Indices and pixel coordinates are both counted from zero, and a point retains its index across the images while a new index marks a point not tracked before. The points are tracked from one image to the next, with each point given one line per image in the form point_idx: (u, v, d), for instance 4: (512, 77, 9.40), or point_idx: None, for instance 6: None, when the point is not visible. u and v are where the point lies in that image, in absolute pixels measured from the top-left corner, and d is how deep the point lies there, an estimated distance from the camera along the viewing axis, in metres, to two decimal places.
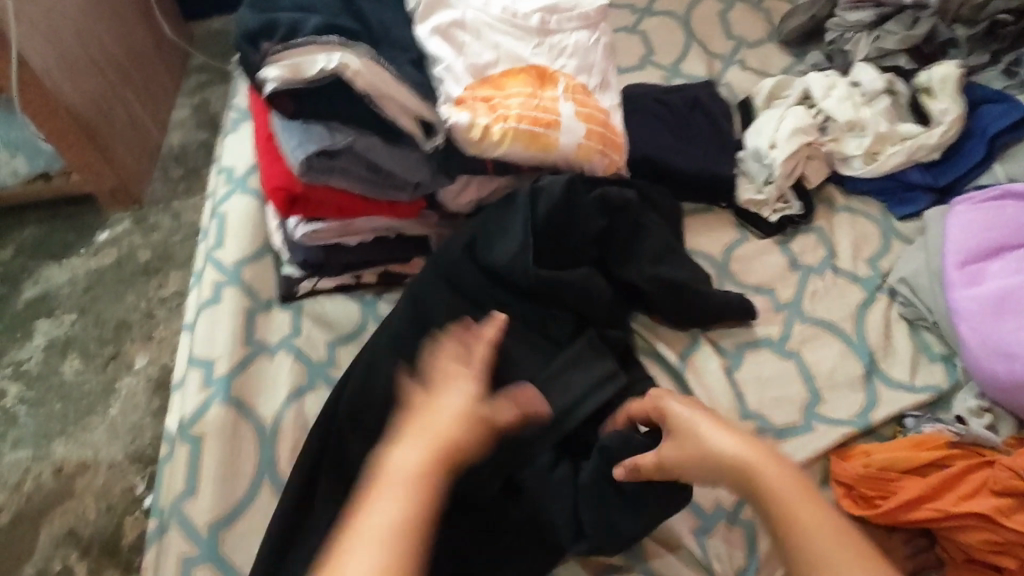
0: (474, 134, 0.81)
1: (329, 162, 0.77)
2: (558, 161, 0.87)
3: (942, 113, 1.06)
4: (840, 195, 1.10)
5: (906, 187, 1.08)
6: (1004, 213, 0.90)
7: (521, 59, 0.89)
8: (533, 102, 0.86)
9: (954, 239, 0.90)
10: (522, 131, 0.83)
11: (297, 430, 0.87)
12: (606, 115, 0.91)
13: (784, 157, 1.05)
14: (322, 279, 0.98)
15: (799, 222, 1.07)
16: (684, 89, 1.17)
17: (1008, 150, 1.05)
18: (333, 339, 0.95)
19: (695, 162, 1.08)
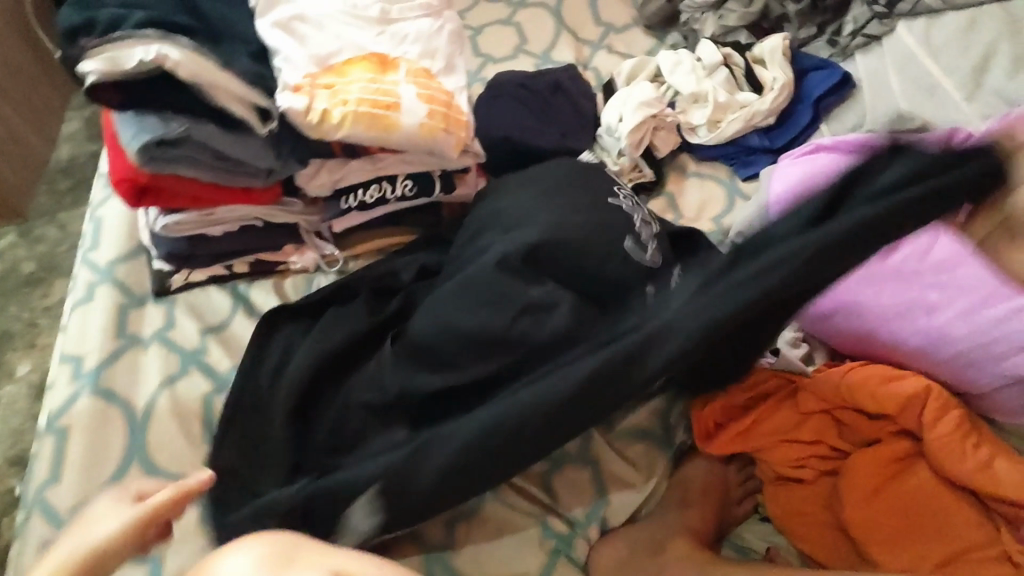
0: (311, 118, 0.86)
1: (168, 153, 0.81)
2: (403, 141, 0.92)
3: (774, 80, 1.15)
4: (691, 161, 1.18)
5: (747, 151, 1.16)
6: (816, 162, 0.99)
7: (363, 47, 0.95)
8: (374, 86, 0.91)
9: (774, 193, 0.98)
10: (363, 113, 0.89)
11: (165, 414, 0.89)
12: (450, 97, 0.97)
13: (629, 129, 1.12)
14: (192, 272, 1.02)
15: (653, 188, 1.16)
16: (547, 73, 1.24)
17: (832, 112, 1.15)
18: (204, 329, 0.99)
19: (553, 141, 1.17)
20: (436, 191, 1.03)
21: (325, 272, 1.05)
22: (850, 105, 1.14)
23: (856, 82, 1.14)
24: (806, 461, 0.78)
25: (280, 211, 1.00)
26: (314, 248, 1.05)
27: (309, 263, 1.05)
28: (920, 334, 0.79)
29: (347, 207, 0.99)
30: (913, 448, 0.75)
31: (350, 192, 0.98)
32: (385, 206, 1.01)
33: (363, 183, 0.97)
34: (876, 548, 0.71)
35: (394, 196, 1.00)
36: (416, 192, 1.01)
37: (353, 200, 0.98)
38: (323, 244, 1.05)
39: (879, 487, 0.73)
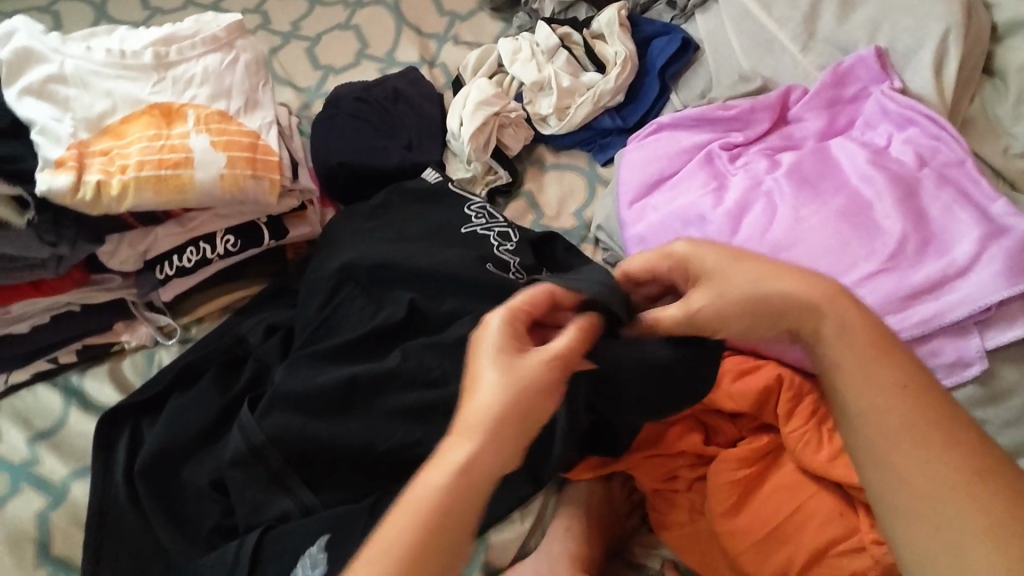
0: (84, 195, 0.76)
1: None
2: (204, 198, 0.83)
3: (616, 55, 1.10)
4: (548, 153, 1.12)
5: (602, 133, 1.11)
6: (660, 146, 0.93)
7: (141, 100, 0.85)
8: (158, 143, 0.82)
9: (622, 180, 0.93)
10: (147, 177, 0.79)
11: None
12: (254, 137, 0.88)
13: (471, 133, 1.05)
14: (11, 374, 0.92)
15: (510, 189, 1.09)
16: (384, 82, 1.17)
17: (680, 79, 1.10)
18: (32, 436, 0.89)
19: (396, 156, 1.08)
20: (266, 240, 0.94)
21: (165, 344, 0.96)
22: (695, 70, 1.08)
23: (697, 46, 1.09)
24: (676, 472, 0.75)
25: (95, 291, 0.91)
26: (146, 321, 0.96)
27: (145, 339, 0.96)
28: None
29: (164, 276, 0.89)
30: (774, 442, 0.73)
31: (164, 259, 0.88)
32: (212, 265, 0.92)
33: (176, 247, 0.88)
34: (746, 556, 0.68)
35: (217, 254, 0.90)
36: (243, 246, 0.92)
37: (169, 268, 0.89)
38: (158, 317, 0.96)
39: (744, 490, 0.71)
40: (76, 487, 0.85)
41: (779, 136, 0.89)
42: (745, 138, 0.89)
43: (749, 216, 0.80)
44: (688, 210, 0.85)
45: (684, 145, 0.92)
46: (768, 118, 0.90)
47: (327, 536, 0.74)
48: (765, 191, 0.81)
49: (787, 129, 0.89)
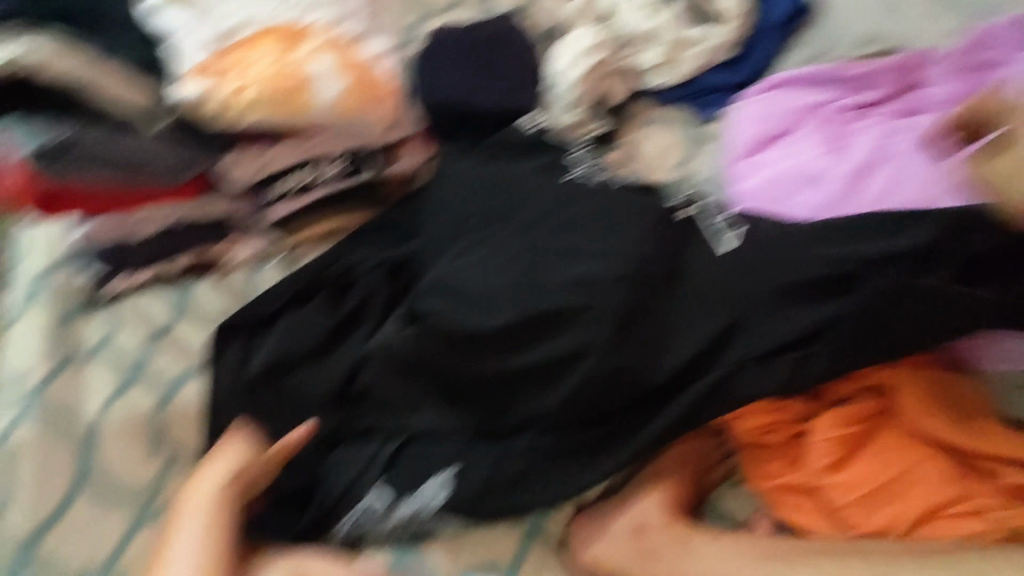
0: (214, 102, 0.81)
1: (64, 158, 0.76)
2: (318, 120, 0.85)
3: (728, 11, 1.07)
4: (647, 106, 1.09)
5: (707, 90, 1.09)
6: (776, 103, 0.90)
7: (268, 17, 0.88)
8: (281, 63, 0.84)
9: (732, 136, 0.91)
10: (268, 95, 0.82)
11: (113, 432, 0.87)
12: (369, 65, 0.89)
13: (579, 75, 1.01)
14: (124, 279, 0.96)
15: (610, 139, 1.05)
16: (486, 23, 1.15)
17: (793, 38, 1.08)
18: (146, 338, 0.94)
19: (497, 99, 1.07)
20: (373, 169, 0.97)
21: (267, 264, 1.00)
22: (810, 31, 1.06)
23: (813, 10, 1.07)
24: (775, 426, 0.75)
25: (212, 202, 0.96)
26: (252, 240, 0.99)
27: (249, 257, 0.99)
28: None
29: (277, 194, 0.93)
30: (882, 405, 0.74)
31: (278, 178, 0.92)
32: (319, 189, 0.94)
33: (290, 167, 0.91)
34: (851, 510, 0.70)
35: (326, 178, 0.93)
36: (352, 172, 0.95)
37: (284, 186, 0.93)
38: (261, 237, 0.98)
39: (849, 447, 0.72)
40: (187, 387, 0.92)
41: (904, 101, 0.88)
42: (869, 100, 0.89)
43: (875, 179, 0.81)
44: (807, 168, 0.85)
45: (801, 104, 0.90)
46: (892, 83, 0.90)
47: (456, 466, 0.78)
48: (892, 154, 0.82)
49: (911, 95, 0.89)
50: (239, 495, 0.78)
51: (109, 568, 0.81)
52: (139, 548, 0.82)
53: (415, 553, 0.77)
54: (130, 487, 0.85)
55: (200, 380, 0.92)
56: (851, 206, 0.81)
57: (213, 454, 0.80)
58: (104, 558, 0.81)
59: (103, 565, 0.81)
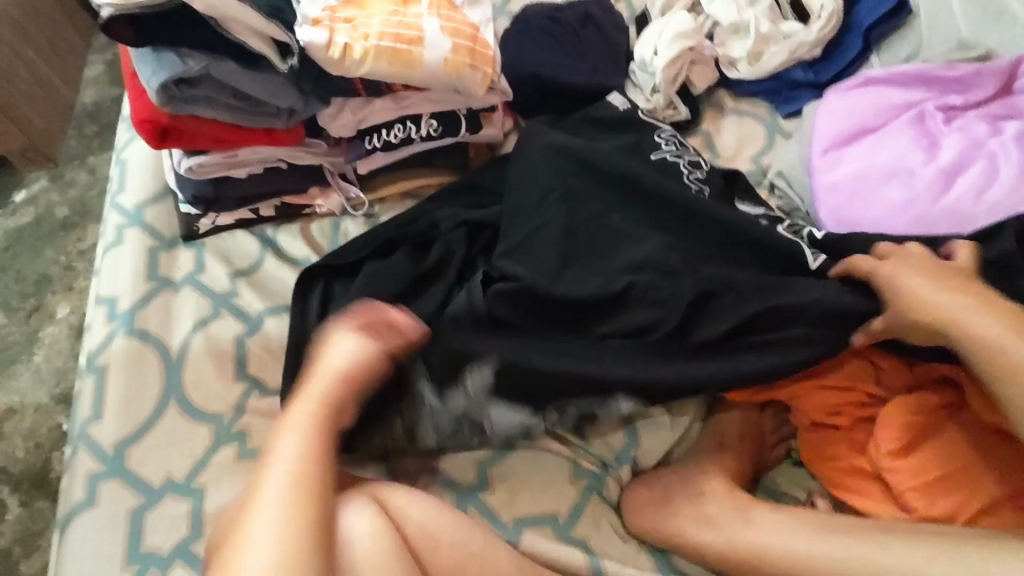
0: (332, 53, 0.83)
1: (190, 91, 0.81)
2: (426, 78, 0.89)
3: (821, 8, 1.08)
4: (729, 98, 1.12)
5: (790, 85, 1.09)
6: (867, 99, 0.91)
7: None
8: (396, 19, 0.88)
9: (817, 128, 0.92)
10: (384, 48, 0.85)
11: (199, 355, 0.91)
12: (475, 30, 0.93)
13: (665, 63, 1.06)
14: (218, 216, 1.02)
15: (688, 126, 1.10)
16: (576, 5, 1.18)
17: (884, 41, 1.08)
18: (233, 272, 0.99)
19: (584, 76, 1.10)
20: (461, 131, 1.00)
21: (351, 215, 1.04)
22: (904, 34, 1.06)
23: (912, 9, 1.05)
24: (841, 409, 0.77)
25: (303, 152, 0.98)
26: (338, 191, 1.03)
27: (335, 207, 1.03)
28: None
29: (371, 147, 0.97)
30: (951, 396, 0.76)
31: (374, 131, 0.96)
32: (411, 146, 0.99)
33: (386, 122, 0.95)
34: (913, 494, 0.71)
35: (419, 136, 0.97)
36: (442, 132, 0.99)
37: (377, 140, 0.96)
38: (349, 188, 1.02)
39: (916, 434, 0.73)
40: (269, 321, 0.94)
41: (1001, 105, 0.87)
42: (964, 101, 0.87)
43: (963, 178, 0.80)
44: (894, 163, 0.84)
45: (893, 101, 0.90)
46: (992, 85, 0.88)
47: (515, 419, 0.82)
48: (986, 154, 0.81)
49: (1011, 99, 0.87)
50: (321, 483, 0.69)
51: (188, 482, 0.83)
52: (217, 467, 0.84)
53: (484, 493, 0.82)
54: (210, 409, 0.87)
55: (281, 316, 0.95)
56: (939, 205, 0.80)
57: (285, 425, 0.72)
58: (184, 472, 0.83)
59: (182, 477, 0.83)
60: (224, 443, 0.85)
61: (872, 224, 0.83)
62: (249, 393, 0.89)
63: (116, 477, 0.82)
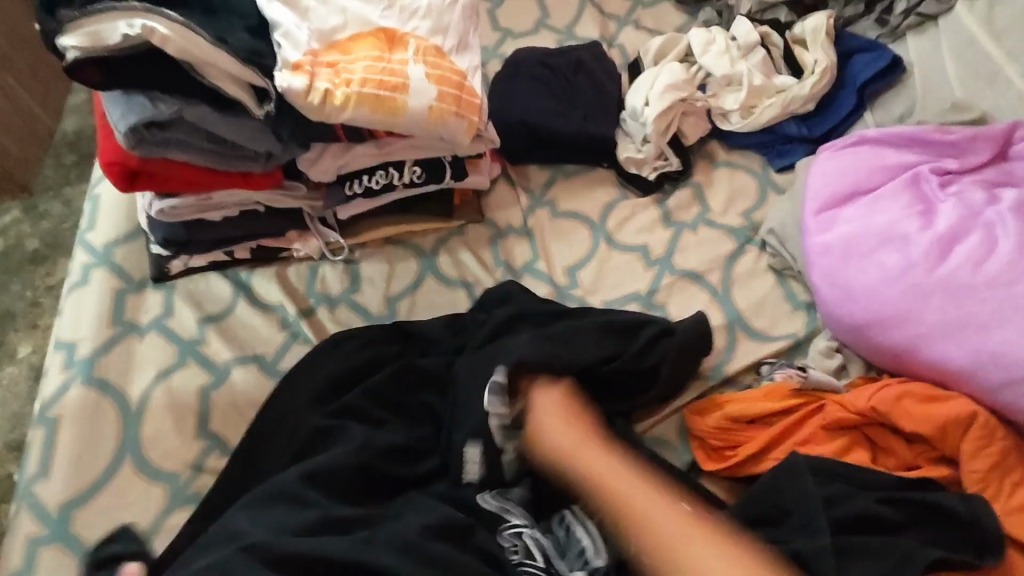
0: (312, 99, 0.80)
1: (161, 135, 0.77)
2: (409, 125, 0.86)
3: (815, 63, 1.07)
4: (720, 150, 1.10)
5: (783, 139, 1.08)
6: (861, 158, 0.89)
7: (370, 22, 0.89)
8: (380, 65, 0.85)
9: (811, 187, 0.90)
10: (367, 95, 0.82)
11: (161, 410, 0.86)
12: (462, 78, 0.90)
13: (655, 114, 1.04)
14: (191, 258, 0.98)
15: (678, 178, 1.07)
16: (568, 52, 1.16)
17: (878, 98, 1.06)
18: (203, 318, 0.95)
19: (574, 124, 1.08)
20: (446, 179, 0.97)
21: (329, 260, 1.00)
22: (898, 91, 1.04)
23: (905, 67, 1.05)
24: None
25: (282, 196, 0.95)
26: (317, 235, 0.99)
27: (313, 251, 0.99)
28: (969, 352, 0.73)
29: (352, 193, 0.94)
30: (951, 475, 0.71)
31: (355, 177, 0.93)
32: (393, 192, 0.96)
33: (368, 168, 0.93)
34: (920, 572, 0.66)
35: (401, 183, 0.95)
36: (425, 179, 0.96)
37: (358, 185, 0.94)
38: (328, 232, 0.99)
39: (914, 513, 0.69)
40: (236, 372, 0.90)
41: (997, 171, 0.85)
42: (960, 165, 0.85)
43: (961, 246, 0.77)
44: (889, 229, 0.81)
45: (888, 162, 0.88)
46: (988, 151, 0.86)
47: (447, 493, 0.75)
48: (984, 223, 0.78)
49: (1006, 165, 0.86)
50: None
51: None
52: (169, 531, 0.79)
53: None
54: (167, 468, 0.83)
55: (248, 367, 0.90)
56: (936, 273, 0.76)
57: None
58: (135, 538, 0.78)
59: None
60: (179, 506, 0.81)
61: (868, 289, 0.79)
62: (210, 452, 0.85)
63: (58, 541, 0.77)
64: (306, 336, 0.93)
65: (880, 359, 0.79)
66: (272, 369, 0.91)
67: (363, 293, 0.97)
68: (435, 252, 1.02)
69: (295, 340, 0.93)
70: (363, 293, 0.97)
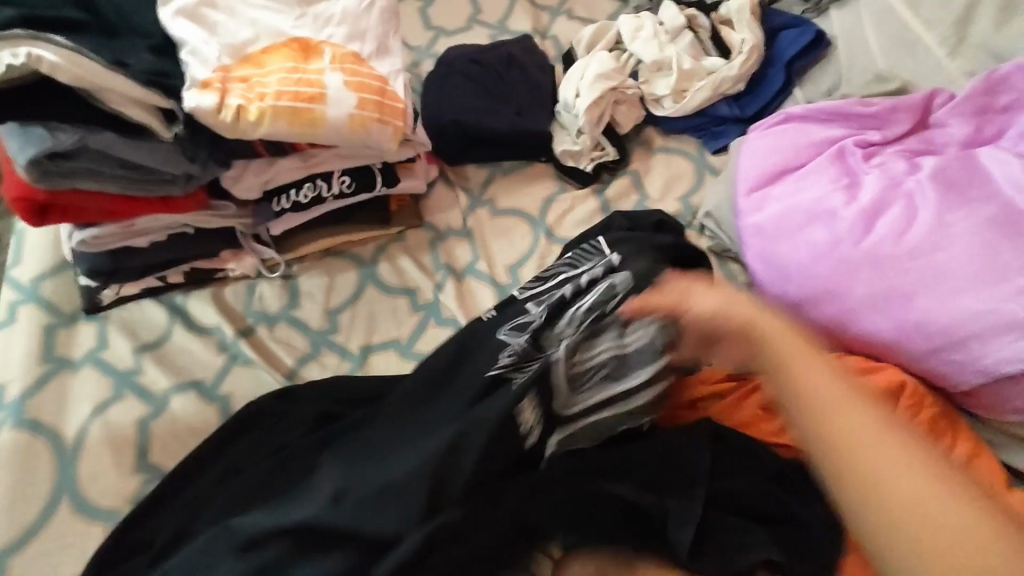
0: (224, 117, 0.78)
1: (67, 165, 0.75)
2: (330, 135, 0.84)
3: (742, 43, 1.07)
4: (657, 136, 1.10)
5: (717, 121, 1.08)
6: (788, 135, 0.89)
7: (283, 32, 0.86)
8: (295, 76, 0.83)
9: (742, 168, 0.90)
10: (282, 108, 0.80)
11: (98, 446, 0.84)
12: (383, 83, 0.88)
13: (587, 105, 1.03)
14: (123, 286, 0.95)
15: (616, 167, 1.07)
16: (498, 47, 1.14)
17: (806, 74, 1.07)
18: (138, 347, 0.92)
19: (508, 121, 1.07)
20: (377, 187, 0.96)
21: (266, 277, 0.98)
22: (825, 65, 1.05)
23: (830, 41, 1.05)
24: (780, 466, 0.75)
25: (211, 217, 0.93)
26: (252, 253, 0.97)
27: (249, 269, 0.97)
28: (895, 323, 0.74)
29: (281, 209, 0.92)
30: None
31: (282, 192, 0.91)
32: (324, 205, 0.94)
33: (294, 182, 0.91)
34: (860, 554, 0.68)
35: (331, 195, 0.93)
36: (356, 188, 0.94)
37: (286, 201, 0.92)
38: (262, 249, 0.97)
39: None
40: (175, 401, 0.88)
41: (919, 139, 0.86)
42: (882, 137, 0.86)
43: (884, 217, 0.78)
44: (816, 205, 0.81)
45: (814, 138, 0.88)
46: (909, 120, 0.87)
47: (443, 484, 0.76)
48: (905, 193, 0.79)
49: (927, 133, 0.87)
50: None
51: None
52: None
53: None
54: (107, 506, 0.81)
55: (188, 394, 0.88)
56: (862, 246, 0.77)
57: None
58: None
59: None
60: None
61: (800, 267, 0.80)
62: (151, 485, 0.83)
63: None
64: (245, 356, 0.91)
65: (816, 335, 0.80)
66: (212, 394, 0.89)
67: (303, 309, 0.96)
68: (375, 261, 1.00)
69: (234, 363, 0.91)
70: (303, 309, 0.96)
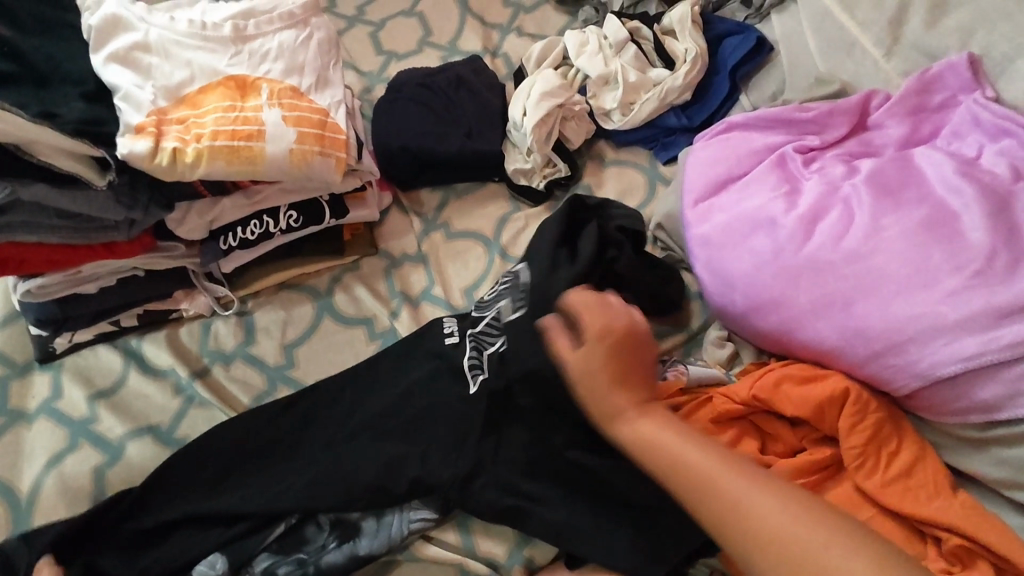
0: (160, 161, 0.77)
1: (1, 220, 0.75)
2: (271, 171, 0.84)
3: (686, 52, 1.07)
4: (608, 149, 1.11)
5: (666, 131, 1.08)
6: (729, 145, 0.89)
7: (218, 71, 0.86)
8: (231, 114, 0.83)
9: (687, 179, 0.90)
10: (219, 147, 0.80)
11: (53, 498, 0.83)
12: (324, 114, 0.87)
13: (534, 123, 1.03)
14: (74, 334, 0.93)
15: (568, 183, 1.07)
16: (446, 69, 1.14)
17: (751, 79, 1.07)
18: (92, 395, 0.91)
19: (458, 143, 1.07)
20: (326, 219, 0.96)
21: (220, 316, 0.97)
22: (768, 71, 1.06)
23: (771, 46, 1.06)
24: None
25: (158, 258, 0.92)
26: (205, 291, 0.96)
27: (202, 308, 0.96)
28: (837, 329, 0.74)
29: (227, 247, 0.92)
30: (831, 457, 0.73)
31: (228, 230, 0.91)
32: (272, 240, 0.95)
33: (240, 220, 0.91)
34: None
35: (278, 230, 0.93)
36: (304, 222, 0.95)
37: (233, 238, 0.92)
38: (215, 288, 0.96)
39: None
40: (131, 447, 0.87)
41: (857, 142, 0.87)
42: (821, 141, 0.87)
43: (822, 223, 0.78)
44: (757, 213, 0.82)
45: (755, 146, 0.89)
46: (846, 123, 0.87)
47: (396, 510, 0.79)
48: (842, 198, 0.79)
49: (866, 135, 0.87)
50: None
51: None
52: None
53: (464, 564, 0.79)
54: None
55: (144, 439, 0.87)
56: (803, 253, 0.77)
57: None
58: None
59: None
60: None
61: (745, 277, 0.80)
62: None
63: None
64: (200, 398, 0.91)
65: (764, 343, 0.80)
66: (169, 438, 0.88)
67: (259, 346, 0.95)
68: (330, 292, 1.00)
69: (190, 405, 0.90)
70: (260, 346, 0.95)
